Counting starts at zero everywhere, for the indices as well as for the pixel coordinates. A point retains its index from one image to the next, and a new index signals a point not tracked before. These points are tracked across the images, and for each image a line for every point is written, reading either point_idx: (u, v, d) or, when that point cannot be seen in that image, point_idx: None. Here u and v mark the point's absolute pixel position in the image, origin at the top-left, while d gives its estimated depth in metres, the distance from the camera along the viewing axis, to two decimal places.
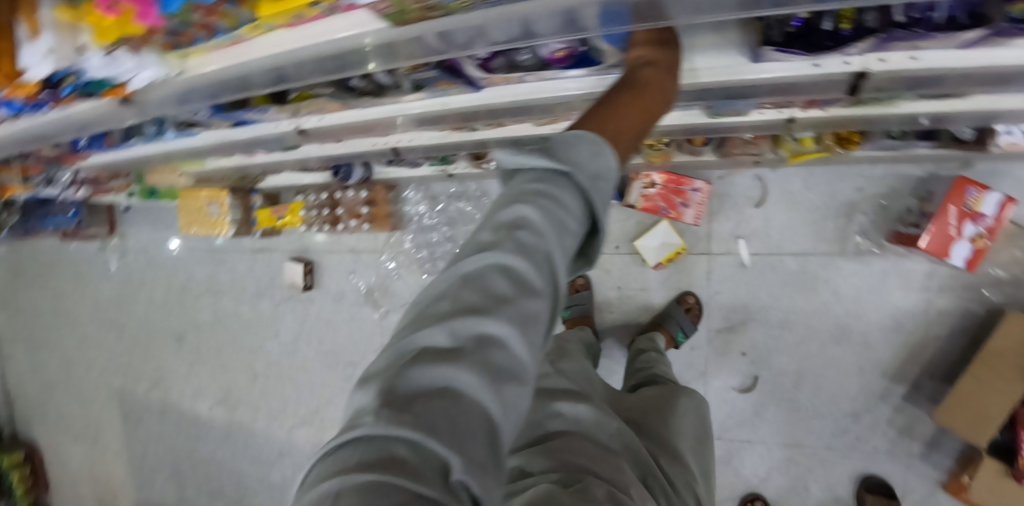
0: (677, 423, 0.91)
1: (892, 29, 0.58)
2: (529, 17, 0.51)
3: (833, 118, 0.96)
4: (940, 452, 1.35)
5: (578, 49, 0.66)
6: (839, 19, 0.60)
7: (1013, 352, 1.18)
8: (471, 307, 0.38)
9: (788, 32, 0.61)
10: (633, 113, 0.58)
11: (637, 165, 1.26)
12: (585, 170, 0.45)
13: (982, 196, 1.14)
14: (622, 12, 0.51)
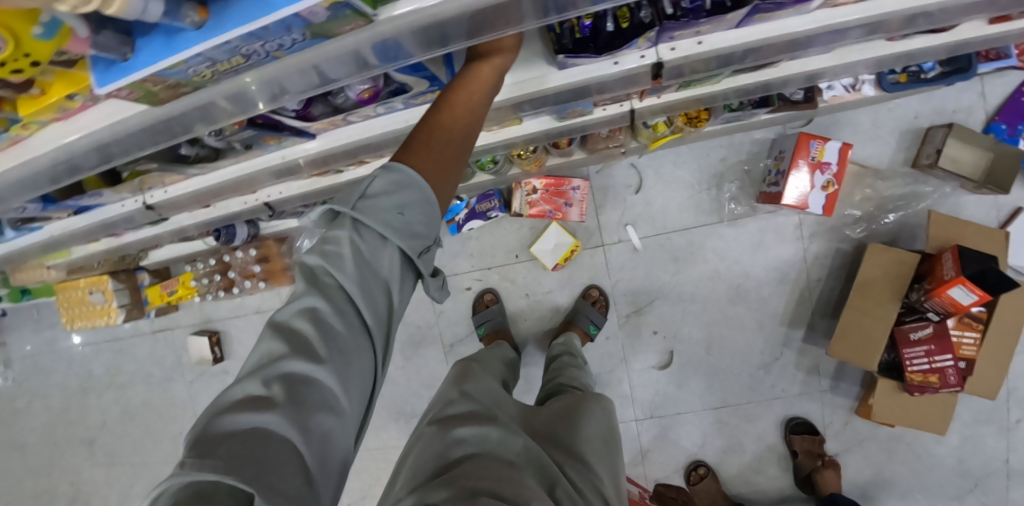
0: (584, 428, 0.92)
1: (665, 20, 0.63)
2: (316, 64, 0.51)
3: (670, 102, 1.03)
4: (844, 383, 1.47)
5: (384, 86, 0.67)
6: (618, 19, 0.66)
7: (878, 279, 1.31)
8: (285, 352, 0.54)
9: (577, 38, 0.67)
10: (454, 125, 0.62)
11: (515, 174, 1.30)
12: (373, 211, 0.58)
13: (824, 147, 1.25)
14: (396, 47, 0.50)
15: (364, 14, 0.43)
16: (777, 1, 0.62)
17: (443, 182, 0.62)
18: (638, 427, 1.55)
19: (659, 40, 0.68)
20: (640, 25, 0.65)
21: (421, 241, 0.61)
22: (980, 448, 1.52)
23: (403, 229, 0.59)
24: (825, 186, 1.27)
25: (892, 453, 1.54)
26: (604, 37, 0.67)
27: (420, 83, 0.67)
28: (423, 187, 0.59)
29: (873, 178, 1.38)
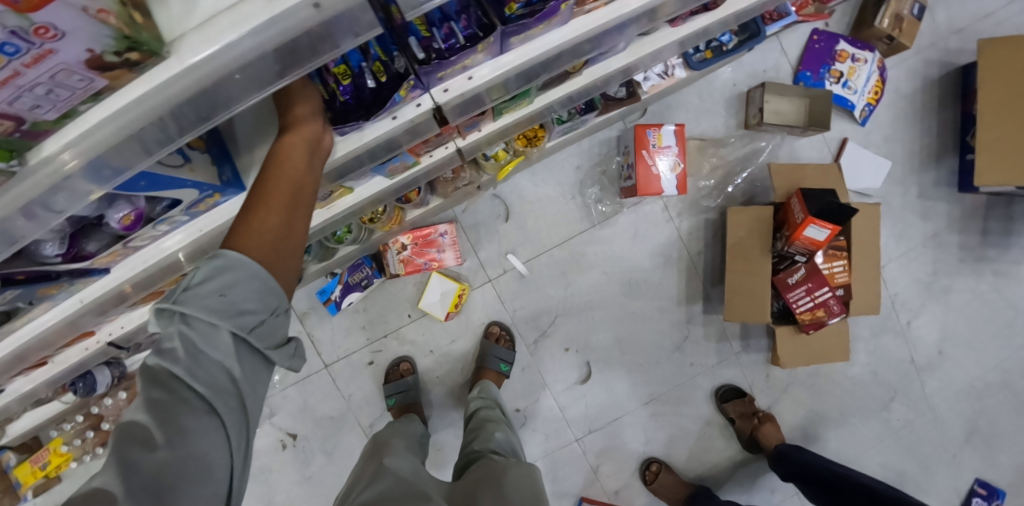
0: (512, 488, 0.87)
1: (419, 66, 0.67)
2: (26, 209, 0.42)
3: (495, 131, 1.03)
4: (750, 339, 1.53)
5: (142, 206, 0.63)
6: (377, 73, 0.68)
7: (744, 238, 1.37)
8: (129, 446, 0.45)
9: (345, 101, 0.69)
10: (279, 199, 0.56)
11: (379, 237, 1.27)
12: (202, 290, 0.49)
13: (660, 132, 1.33)
14: (98, 166, 0.42)
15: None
16: (518, 24, 0.66)
17: (283, 264, 0.55)
18: (582, 446, 1.51)
19: (430, 85, 0.71)
20: (396, 76, 0.68)
21: (257, 315, 0.51)
22: (886, 359, 1.62)
23: (231, 310, 0.50)
24: (673, 167, 1.33)
25: (818, 391, 1.60)
26: (367, 92, 0.69)
27: (189, 193, 0.65)
28: (253, 268, 0.51)
29: (714, 147, 1.47)
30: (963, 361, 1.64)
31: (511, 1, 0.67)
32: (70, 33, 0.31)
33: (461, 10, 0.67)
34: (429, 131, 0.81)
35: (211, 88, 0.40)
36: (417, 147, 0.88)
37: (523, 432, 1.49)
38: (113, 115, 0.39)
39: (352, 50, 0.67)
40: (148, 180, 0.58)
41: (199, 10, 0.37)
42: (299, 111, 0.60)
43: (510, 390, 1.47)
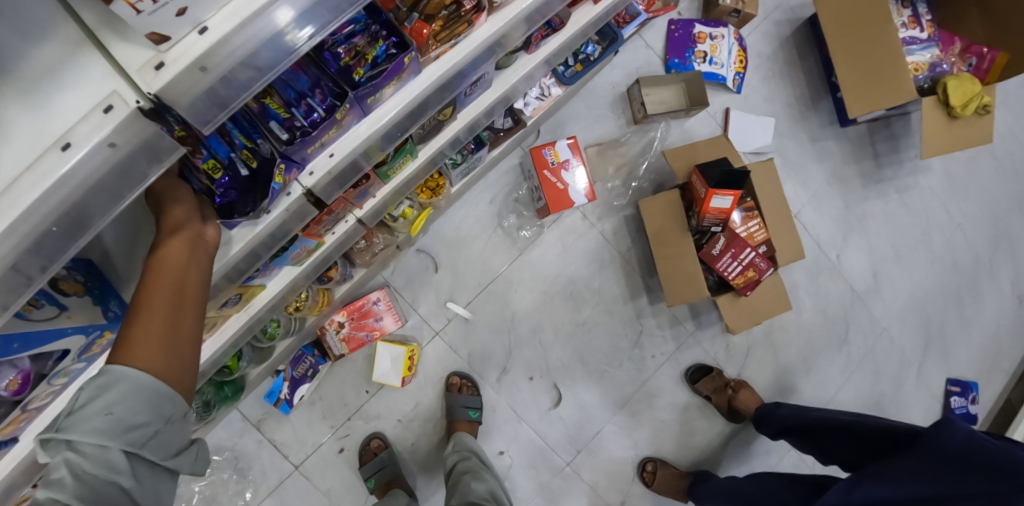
0: None
1: (285, 147, 0.66)
2: None
3: (391, 192, 1.06)
4: (700, 315, 1.58)
5: (28, 368, 0.62)
6: (246, 161, 0.65)
7: (663, 224, 1.42)
8: None
9: (220, 203, 0.65)
10: (163, 302, 0.55)
11: (313, 324, 1.26)
12: (89, 412, 0.49)
13: (556, 149, 1.38)
14: None
15: None
16: (369, 85, 0.68)
17: (178, 368, 0.55)
18: (575, 467, 1.50)
19: (304, 161, 0.72)
20: (266, 160, 0.65)
21: (150, 428, 0.52)
22: (832, 297, 1.68)
23: (122, 428, 0.50)
24: (577, 179, 1.39)
25: (780, 345, 1.65)
26: (244, 181, 0.64)
27: (75, 340, 0.64)
28: (142, 381, 0.51)
29: (613, 149, 1.53)
30: (897, 278, 1.74)
31: (357, 66, 0.69)
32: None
33: (313, 85, 0.68)
34: (309, 215, 0.83)
35: (34, 247, 0.39)
36: (311, 228, 0.90)
37: (513, 473, 1.47)
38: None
39: (216, 143, 0.63)
40: (19, 340, 0.57)
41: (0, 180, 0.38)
42: (176, 214, 0.60)
43: (486, 435, 1.45)
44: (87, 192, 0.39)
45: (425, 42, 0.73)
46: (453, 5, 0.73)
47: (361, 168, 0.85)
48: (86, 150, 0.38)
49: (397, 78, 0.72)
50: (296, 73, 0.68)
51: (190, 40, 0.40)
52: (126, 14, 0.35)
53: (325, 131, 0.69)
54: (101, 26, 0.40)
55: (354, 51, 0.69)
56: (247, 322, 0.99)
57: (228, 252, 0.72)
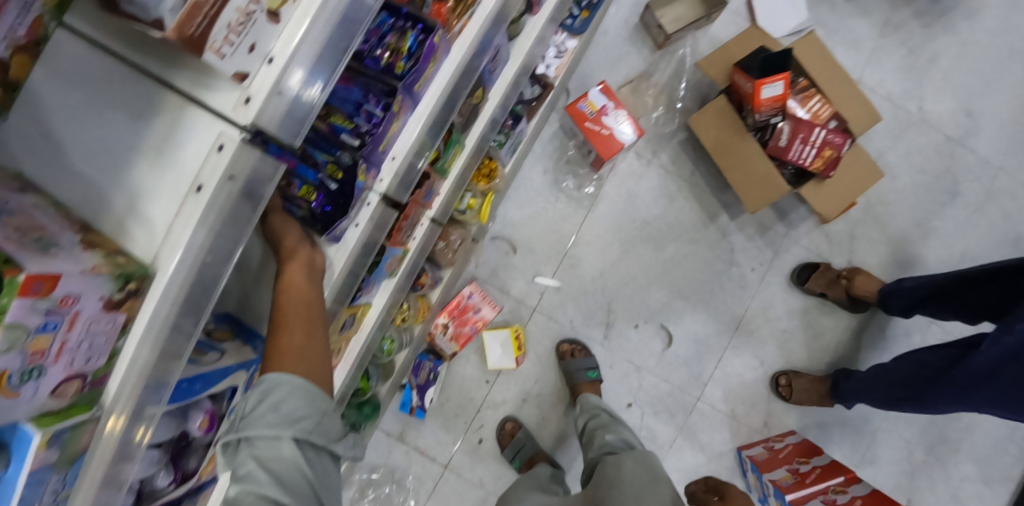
0: (623, 486, 0.99)
1: (361, 152, 0.76)
2: (129, 417, 0.46)
3: (452, 186, 1.12)
4: (789, 215, 1.51)
5: (216, 409, 0.71)
6: (332, 176, 0.75)
7: (717, 135, 1.38)
8: None
9: (323, 216, 0.75)
10: (295, 319, 0.66)
11: (421, 331, 1.34)
12: (261, 411, 0.59)
13: (589, 99, 1.38)
14: (153, 387, 0.47)
15: (85, 420, 0.43)
16: (413, 71, 0.77)
17: (319, 371, 0.65)
18: (707, 401, 1.50)
19: (379, 161, 0.82)
20: (349, 169, 0.75)
21: (311, 418, 0.61)
22: (927, 153, 1.56)
23: (289, 421, 0.60)
24: (619, 120, 1.38)
25: (885, 220, 1.54)
26: (336, 194, 0.75)
27: (239, 375, 0.73)
28: (297, 381, 0.61)
29: (645, 82, 1.50)
30: (996, 110, 1.57)
31: (397, 61, 0.76)
32: (81, 292, 0.38)
33: (365, 92, 0.76)
34: (388, 220, 0.88)
35: (202, 277, 0.46)
36: (394, 235, 0.98)
37: (648, 421, 1.48)
38: (133, 357, 0.45)
39: (304, 170, 0.74)
40: (201, 380, 0.65)
41: (158, 230, 0.45)
42: (288, 242, 0.68)
43: (610, 392, 1.48)
44: (212, 238, 0.45)
45: (448, 19, 0.82)
46: None
47: (418, 167, 0.90)
48: (213, 189, 0.44)
49: (432, 59, 0.81)
50: (348, 88, 0.76)
51: (264, 71, 0.45)
52: (212, 61, 0.41)
53: (386, 127, 0.78)
54: (195, 86, 0.46)
55: (389, 49, 0.76)
56: (366, 340, 1.08)
57: (341, 257, 0.82)
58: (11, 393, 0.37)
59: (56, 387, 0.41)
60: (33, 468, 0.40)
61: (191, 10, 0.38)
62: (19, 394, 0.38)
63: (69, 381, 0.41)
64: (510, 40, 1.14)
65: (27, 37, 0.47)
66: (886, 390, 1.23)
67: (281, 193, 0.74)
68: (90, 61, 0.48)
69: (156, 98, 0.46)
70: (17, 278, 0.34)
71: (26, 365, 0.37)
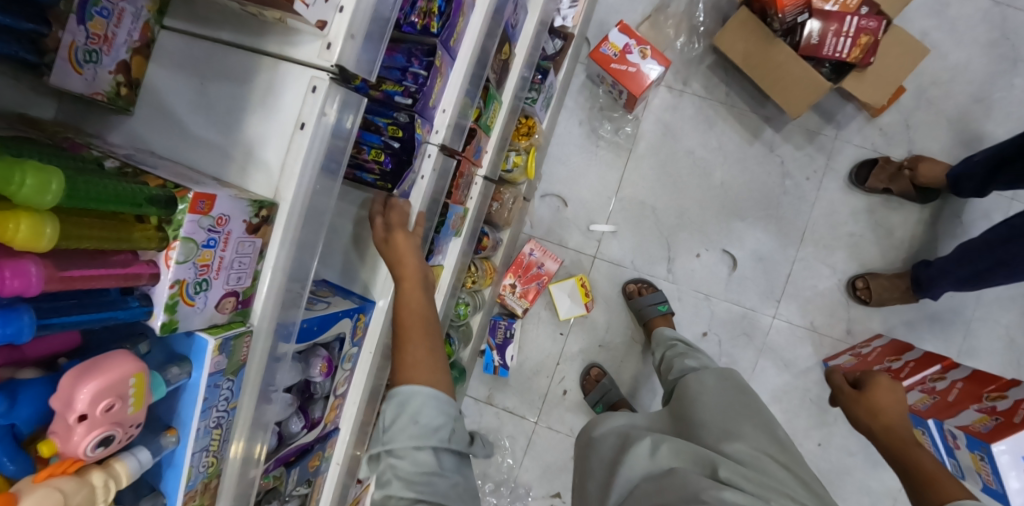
0: (701, 404, 0.97)
1: (414, 108, 0.83)
2: (273, 334, 0.57)
3: (497, 144, 1.17)
4: (837, 117, 1.47)
5: (330, 357, 0.78)
6: (392, 135, 0.83)
7: (745, 49, 1.38)
8: None
9: (391, 172, 0.83)
10: (415, 334, 0.77)
11: (490, 293, 1.43)
12: (399, 427, 0.66)
13: (609, 42, 1.39)
14: (291, 327, 0.59)
15: (243, 333, 0.53)
16: (446, 26, 0.83)
17: (442, 379, 0.72)
18: (783, 317, 1.48)
19: (431, 116, 0.88)
20: (407, 125, 0.82)
21: (446, 427, 0.66)
22: (975, 23, 1.48)
23: (426, 431, 0.65)
24: (644, 55, 1.38)
25: (940, 102, 1.48)
26: (400, 152, 0.82)
27: (345, 323, 0.79)
28: (426, 394, 0.67)
29: (662, 14, 1.47)
30: None
31: (430, 22, 0.82)
32: (231, 214, 0.47)
33: (408, 56, 0.84)
34: (446, 172, 0.95)
35: (309, 209, 0.56)
36: (455, 193, 1.05)
37: (726, 347, 1.49)
38: (270, 279, 0.55)
39: (370, 136, 0.83)
40: (320, 321, 0.73)
41: (274, 168, 0.53)
42: (403, 265, 0.82)
43: (683, 324, 1.49)
44: (317, 173, 0.55)
45: None
46: None
47: (465, 120, 0.97)
48: (314, 126, 0.53)
49: (460, 15, 0.87)
50: (393, 56, 0.85)
51: (338, 19, 0.51)
52: (301, 11, 0.47)
53: (432, 83, 0.85)
54: (284, 46, 0.53)
55: (422, 12, 0.83)
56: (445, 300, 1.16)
57: (412, 209, 0.89)
58: (190, 302, 0.46)
59: (218, 301, 0.50)
60: (211, 371, 0.49)
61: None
62: (195, 303, 0.47)
63: (227, 297, 0.51)
64: None
65: (140, 41, 0.56)
66: (970, 266, 1.18)
67: (354, 161, 0.84)
68: (183, 48, 0.57)
69: (246, 65, 0.55)
70: (186, 196, 0.43)
71: (199, 275, 0.46)
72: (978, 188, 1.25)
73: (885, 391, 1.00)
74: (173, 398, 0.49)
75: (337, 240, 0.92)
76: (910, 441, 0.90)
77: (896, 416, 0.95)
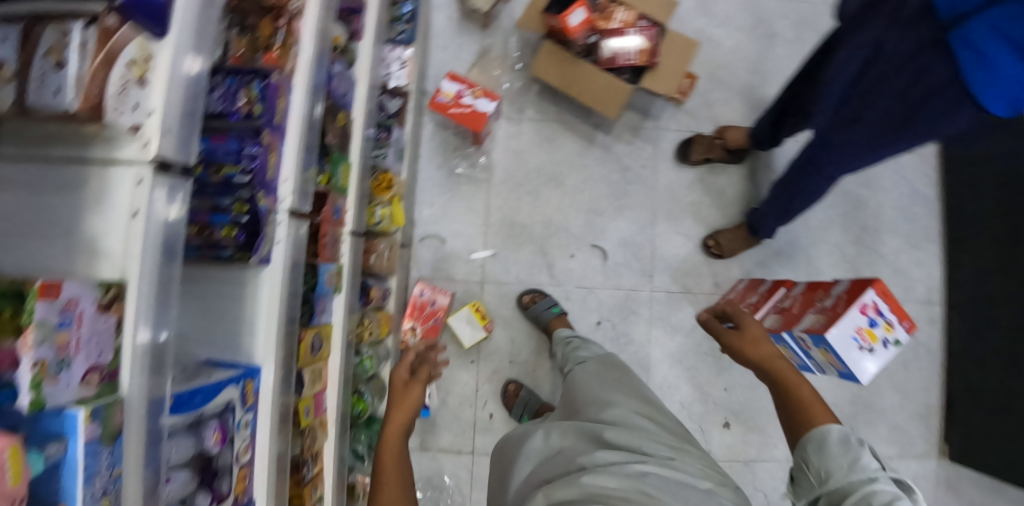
0: (586, 385, 1.09)
1: (254, 183, 0.92)
2: (147, 408, 0.60)
3: (356, 200, 1.27)
4: (653, 110, 1.70)
5: (225, 426, 0.82)
6: (239, 209, 0.91)
7: (556, 73, 1.56)
8: None
9: (246, 241, 0.91)
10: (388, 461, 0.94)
11: (392, 341, 1.50)
12: None
13: (442, 90, 1.53)
14: (161, 401, 0.63)
15: (114, 402, 0.56)
16: (269, 107, 0.94)
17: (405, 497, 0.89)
18: (660, 288, 1.66)
19: (274, 186, 0.96)
20: (251, 198, 0.91)
21: None
22: (734, 15, 1.79)
23: None
24: (476, 95, 1.53)
25: (728, 80, 1.75)
26: (250, 223, 0.91)
27: (232, 390, 0.84)
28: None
29: (486, 59, 1.66)
30: None
31: (254, 107, 0.94)
32: (80, 295, 0.52)
33: (240, 140, 0.93)
34: (303, 234, 1.05)
35: (158, 286, 0.61)
36: (321, 252, 1.14)
37: (621, 328, 1.63)
38: (132, 355, 0.58)
39: (219, 216, 0.90)
40: (199, 392, 0.78)
41: (116, 253, 0.59)
42: (400, 404, 1.06)
43: (578, 319, 1.62)
44: (159, 255, 0.61)
45: (278, 60, 0.97)
46: (279, 31, 0.98)
47: (310, 184, 1.06)
48: (146, 210, 0.59)
49: (281, 96, 0.97)
50: (225, 142, 0.93)
51: (151, 120, 0.59)
52: (113, 120, 0.56)
53: (266, 159, 0.94)
54: (107, 151, 0.60)
55: (246, 99, 0.94)
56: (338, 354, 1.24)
57: (277, 275, 0.97)
58: (53, 378, 0.50)
59: (83, 377, 0.53)
60: (87, 439, 0.52)
61: (86, 83, 0.54)
62: (59, 381, 0.51)
63: (91, 372, 0.54)
64: (348, 65, 1.26)
65: None
66: (779, 202, 1.43)
67: (208, 242, 0.91)
68: (24, 172, 0.61)
69: (77, 174, 0.61)
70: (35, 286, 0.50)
71: (59, 354, 0.51)
72: (774, 137, 1.50)
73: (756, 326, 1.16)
74: (52, 480, 0.52)
75: (214, 317, 0.97)
76: (785, 366, 1.05)
77: (767, 343, 1.10)
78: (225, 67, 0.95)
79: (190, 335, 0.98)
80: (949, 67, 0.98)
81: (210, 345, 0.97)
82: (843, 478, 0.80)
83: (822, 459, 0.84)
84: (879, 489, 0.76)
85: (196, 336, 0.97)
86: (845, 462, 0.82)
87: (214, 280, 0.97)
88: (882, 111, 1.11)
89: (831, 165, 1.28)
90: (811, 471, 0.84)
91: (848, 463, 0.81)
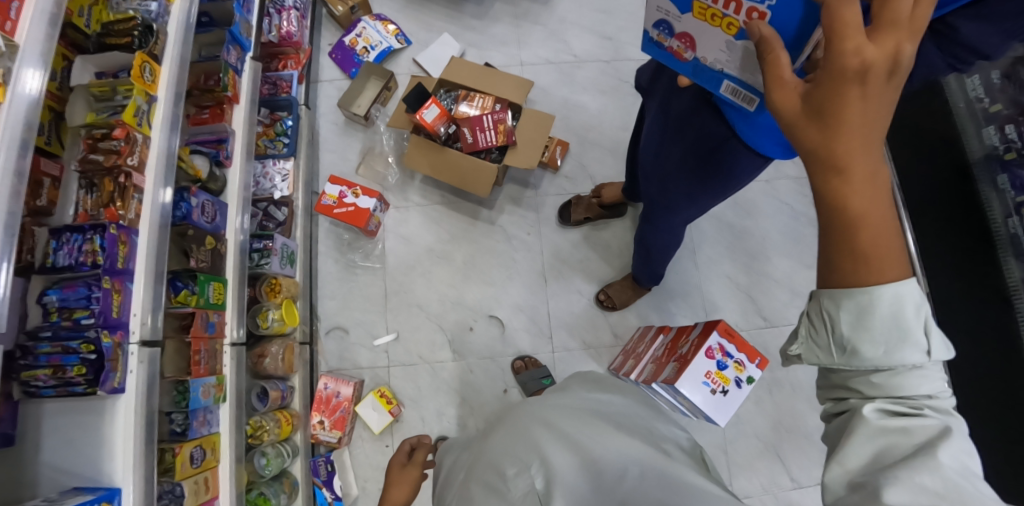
0: (554, 389, 1.20)
1: (100, 325, 1.01)
2: None
3: (234, 311, 1.38)
4: (533, 180, 1.81)
5: None
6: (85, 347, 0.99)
7: (427, 162, 1.67)
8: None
9: (92, 374, 0.99)
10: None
11: (302, 436, 1.56)
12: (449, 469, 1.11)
13: (326, 193, 1.66)
14: None
15: None
16: (106, 257, 1.01)
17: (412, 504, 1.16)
18: (562, 347, 1.70)
19: (123, 323, 1.05)
20: (94, 338, 0.99)
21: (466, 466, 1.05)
22: (596, 80, 1.87)
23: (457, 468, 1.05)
24: (356, 193, 1.66)
25: (601, 138, 1.83)
26: (97, 359, 0.99)
27: None
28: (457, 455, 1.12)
29: (371, 156, 1.80)
30: (627, 26, 1.93)
31: (96, 257, 1.01)
32: None
33: (89, 287, 1.03)
34: (157, 361, 1.12)
35: None
36: (196, 368, 1.22)
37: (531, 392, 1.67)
38: None
39: (71, 356, 0.98)
40: None
41: None
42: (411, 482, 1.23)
43: (484, 389, 1.66)
44: None
45: (118, 215, 1.05)
46: (116, 187, 1.06)
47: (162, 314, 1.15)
48: None
49: (124, 242, 1.05)
50: (77, 290, 1.02)
51: None
52: None
53: (111, 300, 1.02)
54: None
55: (89, 251, 1.01)
56: (222, 463, 1.28)
57: (131, 403, 1.05)
58: None
59: None
60: None
61: None
62: None
63: None
64: (218, 194, 1.40)
65: None
66: (640, 254, 1.52)
67: (61, 381, 0.99)
68: None
69: None
70: None
71: None
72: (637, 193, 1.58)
73: (858, 34, 0.45)
74: None
75: (73, 446, 1.02)
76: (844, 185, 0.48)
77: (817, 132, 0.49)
78: (72, 225, 1.03)
79: (54, 464, 1.02)
80: (726, 125, 1.04)
81: (77, 473, 1.02)
82: (867, 363, 0.51)
83: (856, 331, 0.50)
84: (919, 388, 0.50)
85: (61, 467, 1.02)
86: (887, 338, 0.49)
87: (77, 410, 1.04)
88: (687, 172, 1.19)
89: (665, 216, 1.35)
90: (833, 334, 0.52)
91: (888, 345, 0.49)
